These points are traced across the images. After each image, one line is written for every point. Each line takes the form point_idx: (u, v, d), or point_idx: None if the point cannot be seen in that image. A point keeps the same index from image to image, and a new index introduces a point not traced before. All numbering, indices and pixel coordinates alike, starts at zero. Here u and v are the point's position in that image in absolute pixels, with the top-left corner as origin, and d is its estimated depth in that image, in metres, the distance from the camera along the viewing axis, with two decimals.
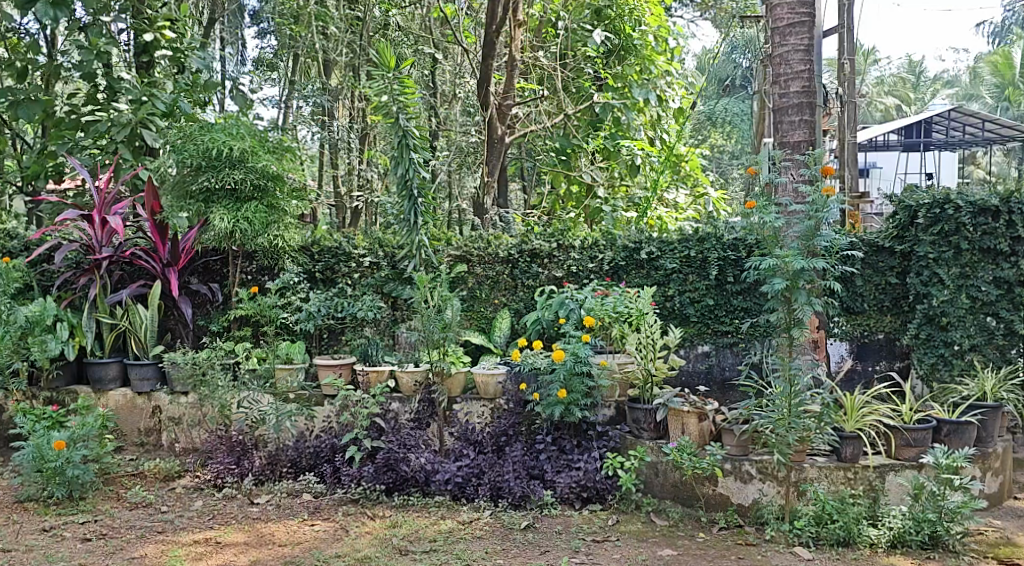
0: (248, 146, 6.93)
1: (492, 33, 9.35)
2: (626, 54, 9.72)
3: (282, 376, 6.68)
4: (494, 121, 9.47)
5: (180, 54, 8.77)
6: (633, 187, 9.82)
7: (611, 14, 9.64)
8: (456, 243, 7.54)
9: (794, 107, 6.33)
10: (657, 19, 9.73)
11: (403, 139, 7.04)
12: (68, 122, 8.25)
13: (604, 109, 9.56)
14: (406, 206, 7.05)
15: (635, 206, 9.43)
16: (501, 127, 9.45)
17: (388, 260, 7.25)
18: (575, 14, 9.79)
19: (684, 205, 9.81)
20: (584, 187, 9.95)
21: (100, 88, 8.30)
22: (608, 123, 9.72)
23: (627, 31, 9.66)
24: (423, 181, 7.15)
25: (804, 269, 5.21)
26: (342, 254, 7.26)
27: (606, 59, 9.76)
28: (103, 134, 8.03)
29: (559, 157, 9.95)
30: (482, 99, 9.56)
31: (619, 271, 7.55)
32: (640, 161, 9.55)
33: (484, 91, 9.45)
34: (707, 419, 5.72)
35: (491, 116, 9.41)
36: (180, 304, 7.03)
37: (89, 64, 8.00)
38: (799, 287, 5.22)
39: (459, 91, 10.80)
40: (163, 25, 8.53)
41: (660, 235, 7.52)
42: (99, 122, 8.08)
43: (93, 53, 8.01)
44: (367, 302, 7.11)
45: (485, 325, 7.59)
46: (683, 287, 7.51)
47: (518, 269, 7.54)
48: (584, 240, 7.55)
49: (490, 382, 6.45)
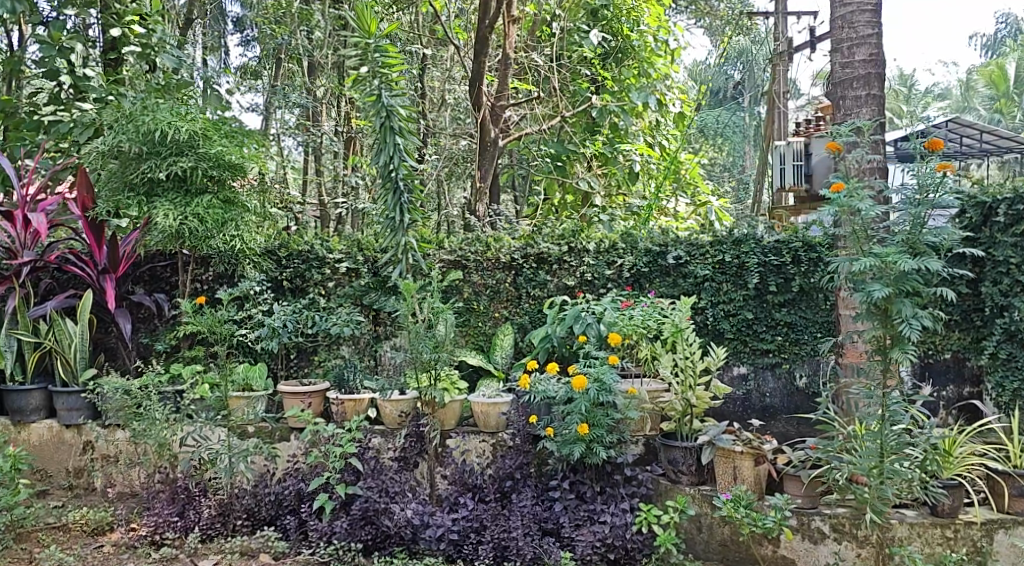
0: (199, 129, 5.76)
1: (486, 29, 7.97)
2: (626, 56, 8.53)
3: (239, 407, 5.54)
4: (487, 122, 8.29)
5: (150, 49, 7.04)
6: (631, 196, 8.65)
7: (608, 15, 8.48)
8: (449, 246, 6.40)
9: (862, 79, 5.27)
10: (658, 18, 8.53)
11: (387, 121, 5.90)
12: (28, 122, 6.93)
13: (602, 113, 8.39)
14: (390, 201, 5.91)
15: (634, 216, 8.26)
16: (495, 130, 8.31)
17: (368, 266, 6.17)
18: (571, 13, 8.52)
19: (684, 215, 8.59)
20: (580, 197, 8.77)
21: (66, 89, 7.13)
22: (605, 129, 8.54)
23: (627, 33, 8.49)
24: (410, 171, 6.02)
25: (911, 273, 4.12)
26: (315, 257, 6.15)
27: (603, 62, 8.55)
28: (65, 137, 6.79)
29: (554, 162, 8.59)
30: (475, 99, 8.22)
31: (642, 279, 6.45)
32: (639, 165, 8.49)
33: (480, 86, 8.06)
34: (765, 462, 4.59)
35: (482, 114, 8.21)
36: (118, 318, 5.88)
37: (50, 60, 6.86)
38: (904, 294, 4.12)
39: (449, 96, 9.65)
40: (132, 19, 7.05)
41: (689, 237, 6.42)
42: (61, 122, 6.85)
43: (55, 48, 6.84)
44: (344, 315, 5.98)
45: (485, 341, 6.44)
46: (716, 297, 6.43)
47: (523, 277, 6.40)
48: (600, 243, 6.43)
49: (492, 413, 5.39)
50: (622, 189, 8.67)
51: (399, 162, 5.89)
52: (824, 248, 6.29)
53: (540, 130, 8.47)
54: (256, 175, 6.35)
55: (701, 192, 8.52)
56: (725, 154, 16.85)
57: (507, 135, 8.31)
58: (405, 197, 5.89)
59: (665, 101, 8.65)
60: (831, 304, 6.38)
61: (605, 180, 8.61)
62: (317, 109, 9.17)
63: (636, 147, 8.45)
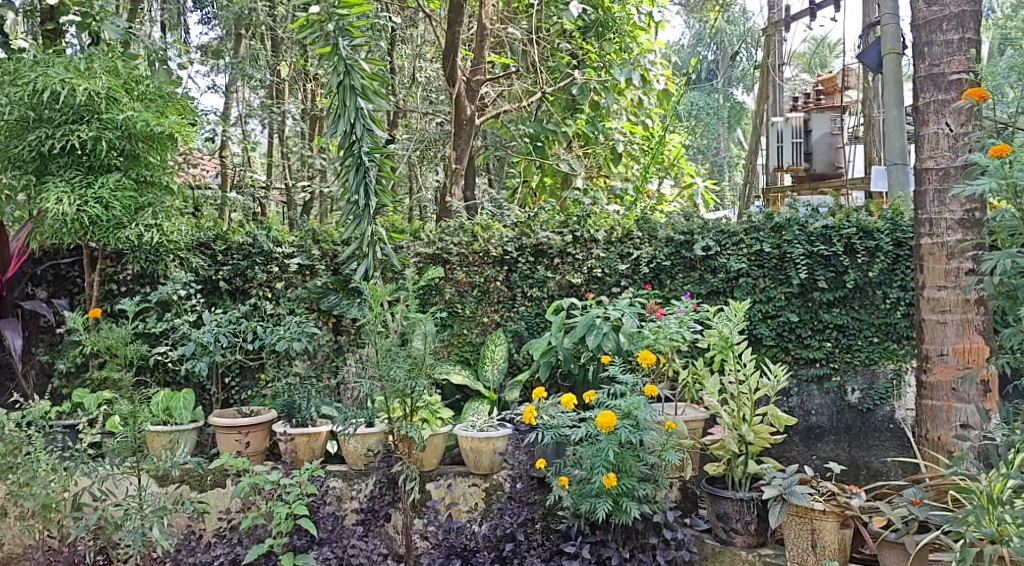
0: (101, 89, 4.51)
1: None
2: (607, 30, 6.97)
3: (160, 445, 4.36)
4: (463, 98, 6.73)
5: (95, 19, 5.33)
6: (614, 178, 7.35)
7: None
8: (426, 237, 5.23)
9: (954, 19, 4.15)
10: None
11: (346, 79, 4.65)
12: None
13: (583, 90, 6.94)
14: (351, 179, 4.76)
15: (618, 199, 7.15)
16: (471, 106, 6.76)
17: (326, 261, 5.04)
18: None
19: (669, 197, 7.22)
20: (559, 179, 7.29)
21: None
22: (585, 107, 7.06)
23: (607, 5, 6.94)
24: (376, 144, 4.87)
25: None
26: (258, 250, 4.95)
27: (584, 36, 7.01)
28: None
29: (533, 143, 7.14)
30: (448, 72, 6.69)
31: (662, 275, 5.31)
32: (622, 147, 7.10)
33: (456, 55, 6.57)
34: (853, 525, 3.50)
35: (456, 88, 6.67)
36: (4, 331, 4.63)
37: None
38: None
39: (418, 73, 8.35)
40: None
41: (718, 222, 5.30)
42: None
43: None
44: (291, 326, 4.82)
45: (472, 352, 5.27)
46: (752, 296, 5.30)
47: (517, 274, 5.25)
48: (611, 232, 5.28)
49: (484, 451, 4.26)
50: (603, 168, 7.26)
51: (363, 131, 4.73)
52: (883, 235, 5.18)
53: (516, 107, 6.97)
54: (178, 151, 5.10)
55: (686, 170, 7.04)
56: (719, 138, 15.61)
57: (487, 115, 6.84)
58: (371, 175, 4.77)
59: (649, 77, 7.15)
60: (889, 304, 5.26)
61: (587, 160, 7.15)
62: (279, 84, 7.80)
63: (619, 125, 7.06)
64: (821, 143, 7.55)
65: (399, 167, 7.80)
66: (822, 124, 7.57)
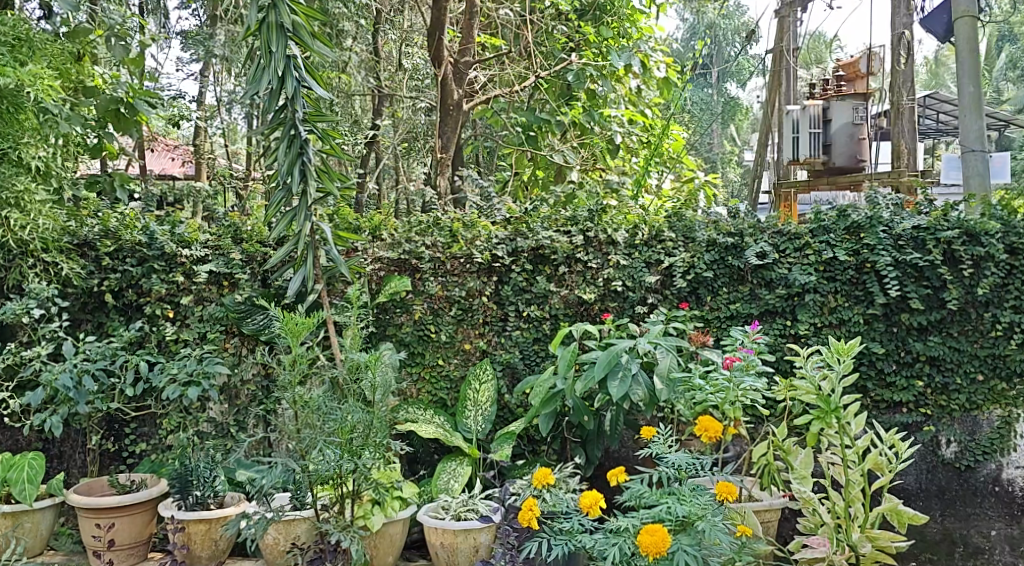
0: None
1: None
2: (605, 13, 5.59)
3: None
4: (451, 80, 5.30)
5: None
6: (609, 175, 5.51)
7: None
8: (390, 237, 3.94)
9: None
10: None
11: (274, 15, 3.38)
12: None
13: (578, 79, 5.29)
14: (281, 156, 3.47)
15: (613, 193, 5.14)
16: (460, 89, 5.33)
17: (249, 269, 3.71)
18: None
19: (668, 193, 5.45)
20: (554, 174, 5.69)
21: None
22: (580, 95, 5.51)
23: None
24: (317, 108, 3.57)
25: None
26: (157, 252, 3.65)
27: (580, 19, 5.60)
28: None
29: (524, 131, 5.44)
30: (432, 50, 5.27)
31: (701, 290, 4.00)
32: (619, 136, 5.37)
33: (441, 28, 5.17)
34: None
35: (442, 69, 5.25)
36: None
37: None
38: None
39: None
40: None
41: (775, 221, 4.02)
42: None
43: None
44: (193, 360, 3.51)
45: (449, 392, 3.96)
46: (821, 319, 3.97)
47: (509, 286, 3.96)
48: (636, 232, 3.99)
49: (461, 551, 2.98)
50: (598, 163, 5.58)
51: (296, 85, 3.43)
52: (994, 238, 3.88)
53: (505, 92, 5.48)
54: (93, 137, 4.30)
55: (684, 164, 5.45)
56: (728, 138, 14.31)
57: (479, 100, 5.40)
58: (308, 149, 3.48)
59: (649, 65, 5.56)
60: (1000, 331, 3.96)
61: (582, 151, 5.53)
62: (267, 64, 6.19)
63: (618, 111, 5.41)
64: (841, 132, 5.31)
65: (371, 157, 6.48)
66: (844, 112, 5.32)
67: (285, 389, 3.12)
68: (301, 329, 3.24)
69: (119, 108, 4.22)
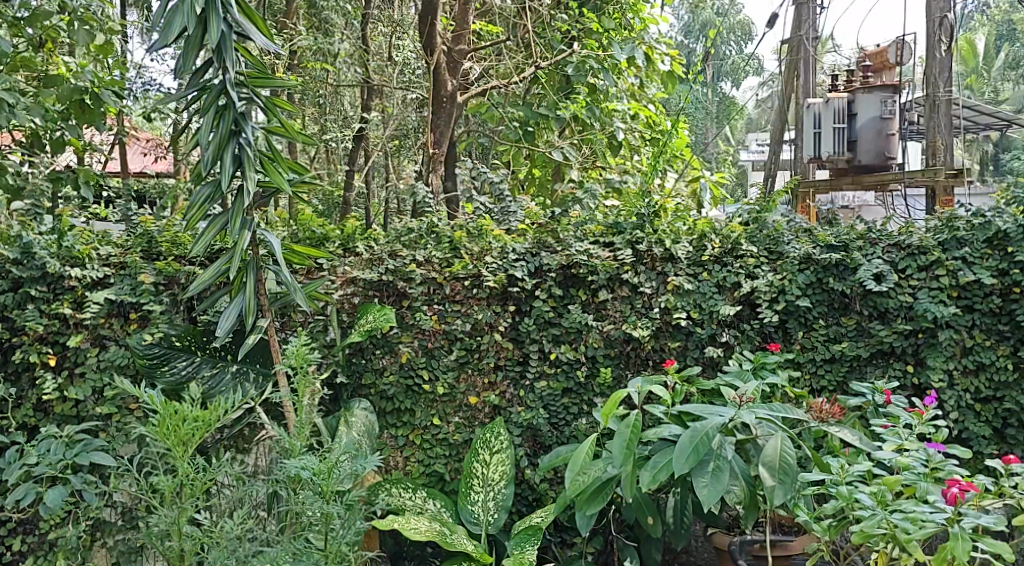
0: None
1: None
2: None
3: None
4: (445, 69, 4.10)
5: None
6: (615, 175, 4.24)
7: None
8: (368, 252, 2.88)
9: None
10: None
11: None
12: None
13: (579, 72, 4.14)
14: (202, 136, 2.38)
15: (621, 193, 3.94)
16: (454, 79, 4.12)
17: (168, 296, 2.65)
18: None
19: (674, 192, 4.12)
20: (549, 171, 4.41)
21: None
22: (580, 87, 4.26)
23: None
24: (260, 67, 2.51)
25: None
26: (36, 271, 2.58)
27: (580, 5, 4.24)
28: None
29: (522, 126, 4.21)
30: (423, 40, 4.15)
31: (791, 323, 2.93)
32: (623, 133, 4.17)
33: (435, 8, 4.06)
34: None
35: (436, 57, 4.10)
36: None
37: None
38: None
39: None
40: None
41: (890, 231, 2.95)
42: None
43: None
44: (61, 442, 2.47)
45: (449, 462, 2.88)
46: (954, 365, 2.87)
47: (528, 320, 2.89)
48: (699, 246, 2.95)
49: None
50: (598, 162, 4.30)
51: (223, 30, 2.35)
52: None
53: (501, 82, 4.23)
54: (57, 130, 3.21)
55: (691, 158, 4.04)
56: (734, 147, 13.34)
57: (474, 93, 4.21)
58: (244, 126, 2.40)
59: (654, 58, 4.43)
60: None
61: (582, 148, 4.27)
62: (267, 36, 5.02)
63: (624, 104, 4.24)
64: (867, 128, 4.39)
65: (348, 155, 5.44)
66: (872, 106, 4.38)
67: (170, 520, 2.11)
68: (178, 435, 2.13)
69: (83, 99, 3.02)
